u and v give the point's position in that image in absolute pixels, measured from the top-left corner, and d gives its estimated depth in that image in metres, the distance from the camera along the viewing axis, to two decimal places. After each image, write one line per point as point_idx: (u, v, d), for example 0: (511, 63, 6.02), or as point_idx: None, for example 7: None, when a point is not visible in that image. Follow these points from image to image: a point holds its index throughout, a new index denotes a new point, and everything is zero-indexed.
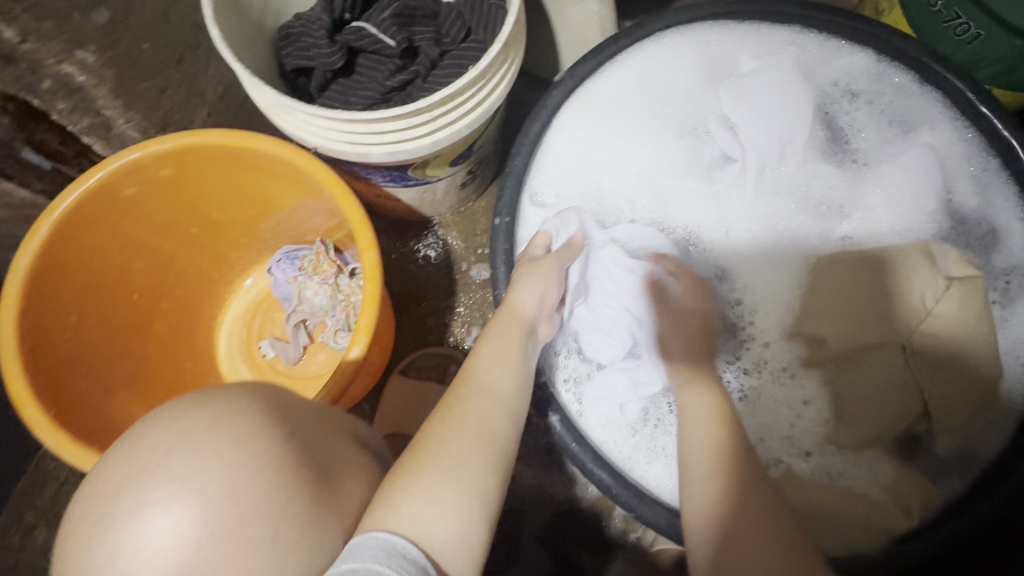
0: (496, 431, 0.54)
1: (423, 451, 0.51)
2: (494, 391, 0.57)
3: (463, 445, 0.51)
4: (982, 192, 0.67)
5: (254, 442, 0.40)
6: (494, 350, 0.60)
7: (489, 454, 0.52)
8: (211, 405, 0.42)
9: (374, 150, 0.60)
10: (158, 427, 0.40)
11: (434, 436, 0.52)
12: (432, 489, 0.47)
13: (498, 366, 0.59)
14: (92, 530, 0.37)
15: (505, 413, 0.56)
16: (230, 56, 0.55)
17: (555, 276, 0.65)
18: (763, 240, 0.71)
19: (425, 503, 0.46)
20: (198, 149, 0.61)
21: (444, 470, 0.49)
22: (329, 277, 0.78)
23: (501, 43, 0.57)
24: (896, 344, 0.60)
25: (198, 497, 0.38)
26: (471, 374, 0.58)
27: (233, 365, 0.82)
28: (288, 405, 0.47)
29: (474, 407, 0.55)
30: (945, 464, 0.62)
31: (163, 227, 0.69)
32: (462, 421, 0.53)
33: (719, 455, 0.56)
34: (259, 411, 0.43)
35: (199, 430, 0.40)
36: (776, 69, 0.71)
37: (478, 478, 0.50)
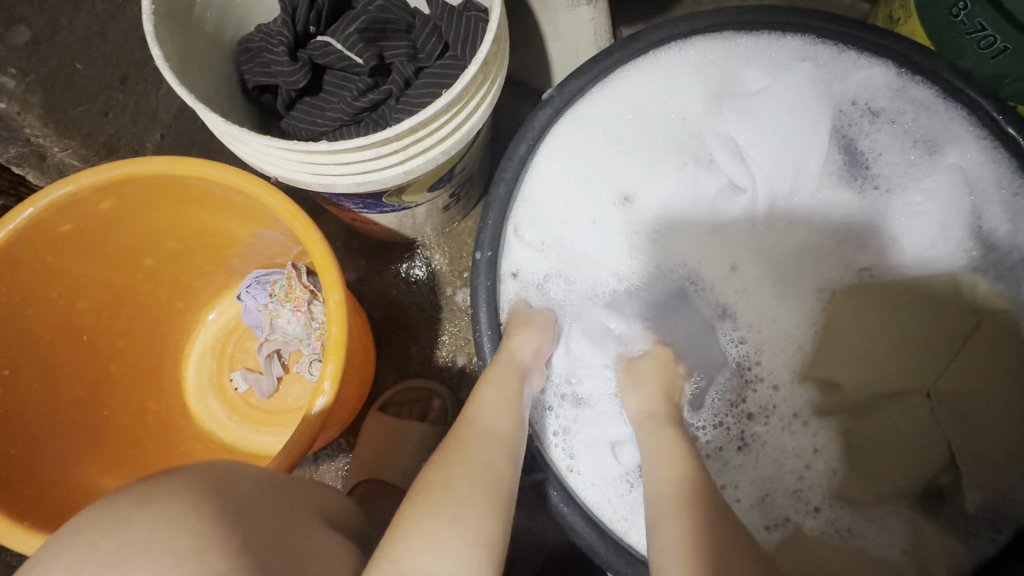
0: (502, 472, 0.50)
1: (426, 495, 0.46)
2: (496, 430, 0.53)
3: (470, 487, 0.48)
4: (1017, 218, 0.60)
5: (204, 553, 0.34)
6: (495, 389, 0.56)
7: (495, 499, 0.48)
8: (151, 509, 0.35)
9: (338, 182, 0.55)
10: (83, 544, 0.34)
11: (435, 480, 0.48)
12: (439, 539, 0.43)
13: (498, 404, 0.55)
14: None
15: (508, 454, 0.52)
16: (171, 79, 0.48)
17: (550, 327, 0.63)
18: (771, 273, 0.66)
19: (433, 555, 0.42)
20: (140, 178, 0.55)
21: (450, 515, 0.45)
22: (302, 304, 0.71)
23: (478, 64, 0.50)
24: (919, 392, 0.57)
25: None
26: (470, 414, 0.55)
27: (202, 400, 0.76)
28: (229, 488, 0.41)
29: (478, 446, 0.51)
30: (973, 523, 0.55)
31: (110, 261, 0.63)
32: (466, 463, 0.50)
33: (688, 488, 0.49)
34: (206, 514, 0.36)
35: (136, 546, 0.33)
36: (789, 88, 0.65)
37: (485, 525, 0.46)
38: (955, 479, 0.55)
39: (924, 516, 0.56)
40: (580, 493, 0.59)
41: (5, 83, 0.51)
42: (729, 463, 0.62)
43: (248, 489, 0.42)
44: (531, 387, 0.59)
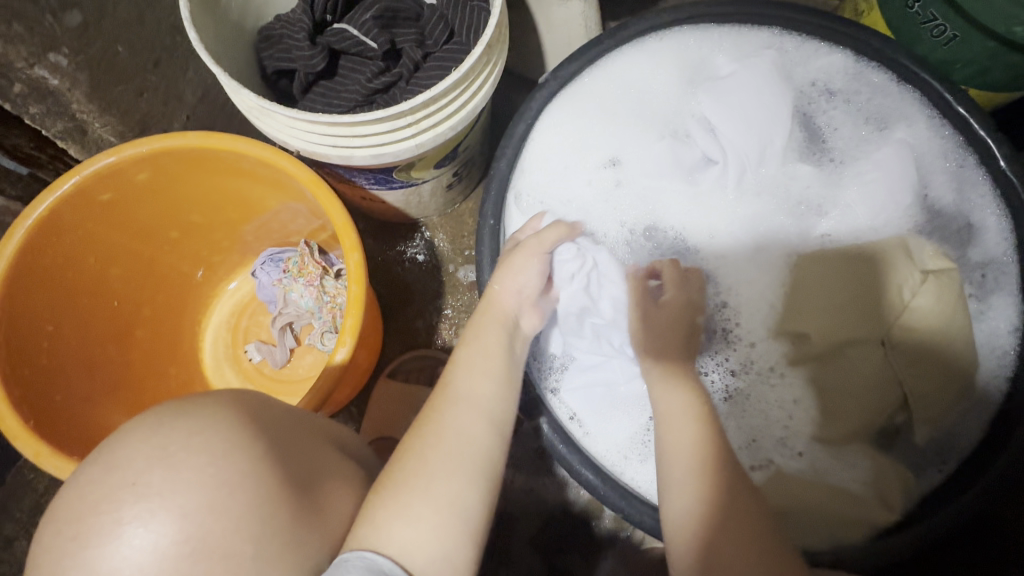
0: (475, 440, 0.53)
1: (402, 467, 0.51)
2: (471, 396, 0.56)
3: (442, 460, 0.51)
4: (958, 188, 0.68)
5: (237, 453, 0.40)
6: (471, 356, 0.59)
7: (468, 468, 0.51)
8: (190, 415, 0.41)
9: (356, 154, 0.60)
10: (132, 441, 0.38)
11: (412, 451, 0.52)
12: (411, 509, 0.48)
13: (476, 370, 0.58)
14: (59, 544, 0.36)
15: (486, 418, 0.55)
16: (208, 58, 0.54)
17: (535, 263, 0.63)
18: (750, 242, 0.72)
19: (405, 524, 0.47)
20: (173, 152, 0.60)
21: (423, 489, 0.49)
22: (314, 279, 0.77)
23: (483, 46, 0.56)
24: (875, 339, 0.62)
25: (178, 512, 0.37)
26: (451, 382, 0.58)
27: (219, 370, 0.81)
28: (262, 407, 0.46)
29: (451, 416, 0.54)
30: (924, 456, 0.63)
31: (140, 232, 0.68)
32: (439, 433, 0.53)
33: (706, 459, 0.55)
34: (239, 424, 0.42)
35: (180, 444, 0.39)
36: (753, 73, 0.71)
37: (457, 496, 0.49)
38: (908, 419, 0.63)
39: (883, 452, 0.63)
40: (590, 447, 0.65)
41: (59, 62, 0.56)
42: (719, 412, 0.68)
43: (276, 408, 0.48)
44: (521, 332, 0.63)
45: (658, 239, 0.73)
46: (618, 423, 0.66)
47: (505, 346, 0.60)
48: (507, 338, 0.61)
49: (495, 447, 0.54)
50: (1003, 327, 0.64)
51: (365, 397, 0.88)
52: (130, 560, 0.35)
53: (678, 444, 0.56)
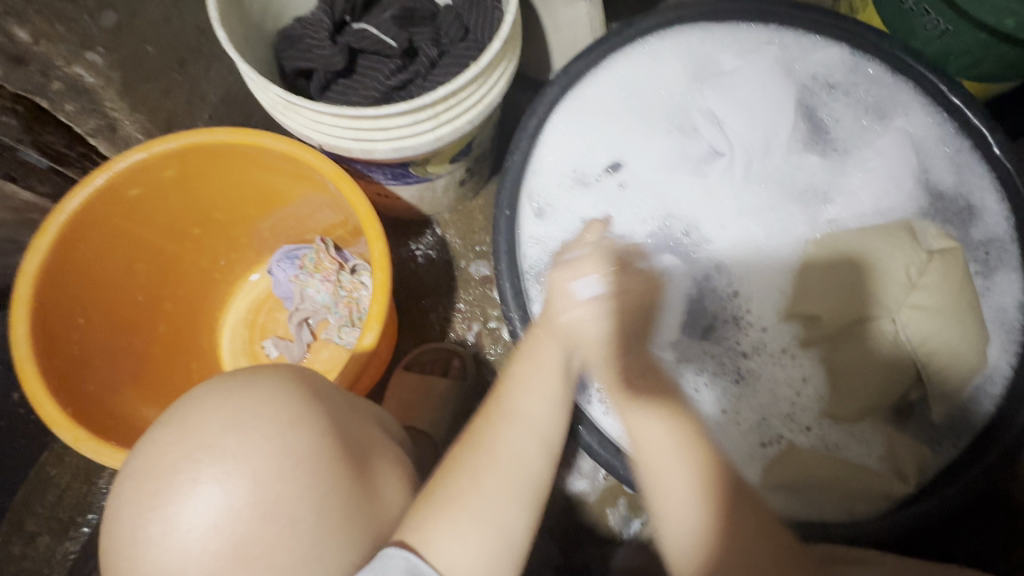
0: (529, 462, 0.51)
1: (452, 481, 0.49)
2: (530, 416, 0.53)
3: (495, 483, 0.49)
4: (958, 171, 0.71)
5: (300, 425, 0.43)
6: (530, 375, 0.55)
7: (517, 492, 0.50)
8: (258, 387, 0.44)
9: (378, 147, 0.62)
10: (208, 407, 0.43)
11: (462, 466, 0.50)
12: (457, 529, 0.46)
13: (533, 393, 0.55)
14: (144, 498, 0.40)
15: (541, 444, 0.53)
16: (235, 55, 0.57)
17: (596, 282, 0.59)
18: (759, 231, 0.74)
19: (450, 542, 0.46)
20: (200, 148, 0.62)
21: (473, 510, 0.48)
22: (331, 274, 0.80)
23: (501, 41, 0.59)
24: (886, 317, 0.65)
25: (249, 476, 0.41)
26: (507, 396, 0.55)
27: (236, 366, 0.83)
28: (314, 385, 0.48)
29: (506, 437, 0.52)
30: (940, 431, 0.65)
31: (166, 229, 0.70)
32: (493, 455, 0.51)
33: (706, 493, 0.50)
34: (301, 400, 0.45)
35: (251, 414, 0.43)
36: (759, 67, 0.74)
37: (505, 520, 0.48)
38: (923, 394, 0.66)
39: (898, 428, 0.66)
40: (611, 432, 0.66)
41: (96, 61, 0.59)
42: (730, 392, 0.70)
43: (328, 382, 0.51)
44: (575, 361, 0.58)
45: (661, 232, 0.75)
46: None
47: (560, 376, 0.56)
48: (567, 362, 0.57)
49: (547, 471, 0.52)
50: (1008, 303, 0.66)
51: (380, 391, 0.90)
52: (205, 513, 0.40)
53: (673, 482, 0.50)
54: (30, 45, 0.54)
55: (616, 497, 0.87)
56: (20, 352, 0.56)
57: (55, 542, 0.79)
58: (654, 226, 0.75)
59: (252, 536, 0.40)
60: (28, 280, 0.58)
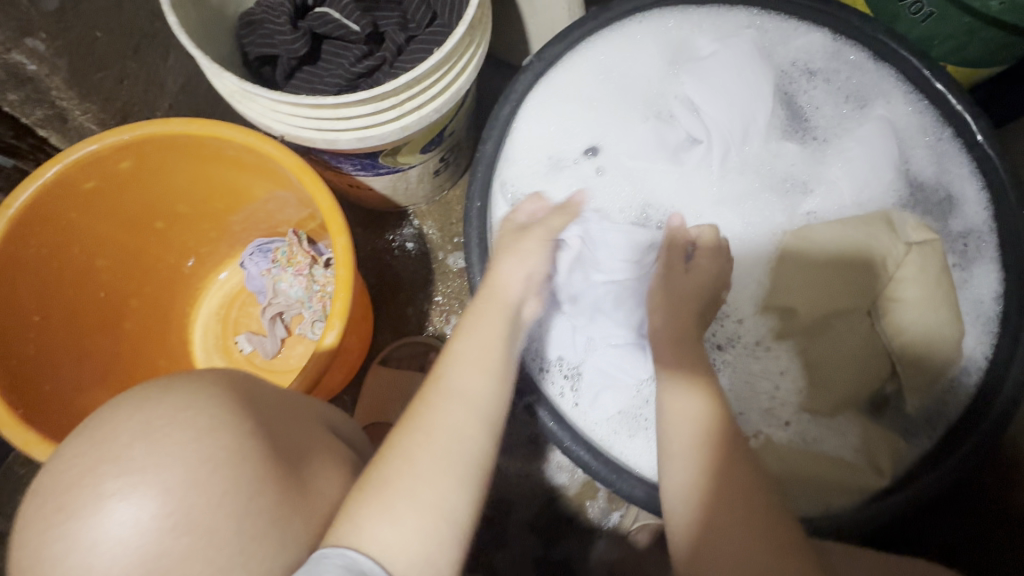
0: (467, 438, 0.50)
1: (388, 462, 0.47)
2: (466, 393, 0.52)
3: (430, 460, 0.48)
4: (938, 161, 0.69)
5: (220, 431, 0.40)
6: (468, 348, 0.56)
7: (456, 469, 0.48)
8: (174, 391, 0.41)
9: (341, 137, 0.60)
10: (117, 415, 0.39)
11: (397, 447, 0.48)
12: (392, 513, 0.44)
13: (470, 364, 0.55)
14: (43, 517, 0.36)
15: (478, 419, 0.51)
16: (189, 43, 0.54)
17: (542, 250, 0.65)
18: (735, 223, 0.73)
19: (388, 524, 0.44)
20: (157, 139, 0.60)
21: (407, 488, 0.46)
22: (303, 268, 0.78)
23: (466, 25, 0.56)
24: (863, 309, 0.65)
25: (160, 488, 0.37)
26: (444, 373, 0.54)
27: (209, 362, 0.81)
28: (243, 383, 0.46)
29: (443, 414, 0.50)
30: (912, 423, 0.64)
31: (127, 223, 0.68)
32: (429, 432, 0.49)
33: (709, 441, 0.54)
34: (222, 399, 0.42)
35: (163, 420, 0.39)
36: (735, 53, 0.72)
37: (444, 498, 0.46)
38: (898, 386, 0.65)
39: (872, 419, 0.66)
40: (576, 421, 0.66)
41: (37, 46, 0.55)
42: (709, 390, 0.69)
43: (261, 385, 0.48)
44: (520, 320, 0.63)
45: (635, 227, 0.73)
46: (605, 395, 0.67)
47: (502, 335, 0.59)
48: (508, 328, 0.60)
49: (489, 445, 0.51)
50: (987, 295, 0.65)
51: (356, 386, 0.88)
52: (115, 534, 0.35)
53: (678, 434, 0.55)
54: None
55: (596, 490, 0.86)
56: None
57: None
58: (631, 216, 0.74)
59: (168, 552, 0.36)
60: None
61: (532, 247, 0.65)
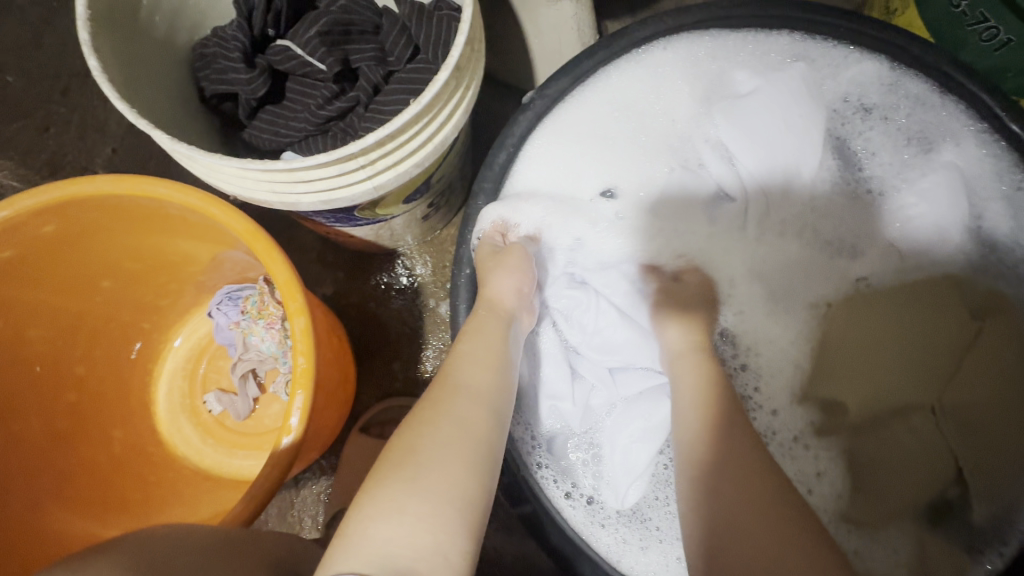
0: (478, 431, 0.46)
1: (387, 459, 0.43)
2: (471, 386, 0.49)
3: (436, 447, 0.44)
4: (1018, 214, 0.58)
5: None
6: (472, 346, 0.52)
7: (466, 457, 0.44)
8: None
9: (302, 200, 0.50)
10: None
11: (397, 443, 0.45)
12: (394, 502, 0.40)
13: (474, 359, 0.51)
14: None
15: (486, 412, 0.48)
16: (110, 91, 0.44)
17: (524, 262, 0.59)
18: (771, 288, 0.63)
19: (387, 520, 0.39)
20: (84, 199, 0.51)
21: (410, 478, 0.42)
22: (275, 321, 0.68)
23: (450, 70, 0.46)
24: (924, 407, 0.54)
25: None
26: (448, 369, 0.51)
27: (174, 424, 0.73)
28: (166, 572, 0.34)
29: (448, 403, 0.47)
30: (979, 534, 0.53)
31: (63, 287, 0.59)
32: (434, 421, 0.46)
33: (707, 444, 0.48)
34: None
35: None
36: (779, 89, 0.62)
37: (453, 485, 0.42)
38: (964, 491, 0.54)
39: (932, 531, 0.54)
40: (572, 522, 0.55)
41: None
42: None
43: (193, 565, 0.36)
44: (519, 329, 0.57)
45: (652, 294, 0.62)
46: (632, 484, 0.56)
47: (505, 336, 0.54)
48: (510, 333, 0.55)
49: (497, 441, 0.47)
50: None
51: (337, 449, 0.79)
52: None
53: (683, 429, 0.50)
54: None
55: None
56: None
57: None
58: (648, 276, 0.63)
59: None
60: None
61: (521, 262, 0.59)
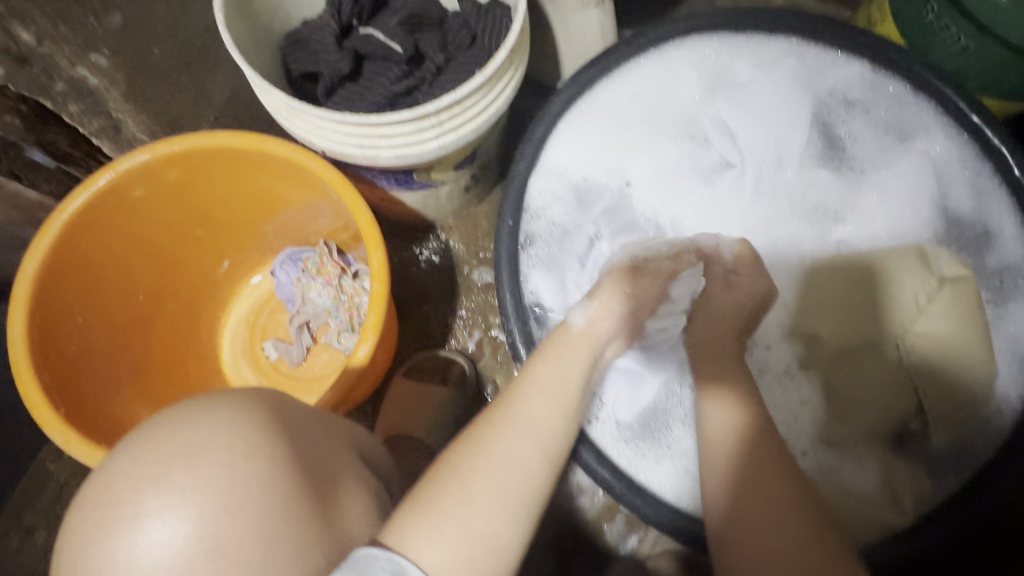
0: (531, 472, 0.49)
1: (442, 487, 0.47)
2: (535, 423, 0.52)
3: (487, 494, 0.47)
4: (977, 196, 0.69)
5: (253, 457, 0.41)
6: (548, 377, 0.55)
7: (513, 505, 0.47)
8: (218, 411, 0.43)
9: (381, 154, 0.61)
10: (161, 433, 0.42)
11: (454, 472, 0.48)
12: (438, 538, 0.44)
13: (545, 394, 0.54)
14: (90, 527, 0.39)
15: (543, 453, 0.51)
16: (241, 60, 0.56)
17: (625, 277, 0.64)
18: (764, 247, 0.73)
19: (432, 550, 0.44)
20: (204, 150, 0.63)
21: (458, 517, 0.45)
22: (332, 278, 0.78)
23: (507, 50, 0.58)
24: (889, 342, 0.63)
25: (193, 508, 0.39)
26: (516, 398, 0.54)
27: (236, 366, 0.81)
28: (285, 408, 0.48)
29: (509, 446, 0.50)
30: (937, 460, 0.63)
31: (169, 228, 0.70)
32: (489, 463, 0.49)
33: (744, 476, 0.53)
34: (261, 415, 0.44)
35: (200, 443, 0.41)
36: (774, 80, 0.74)
37: (495, 529, 0.46)
38: (923, 424, 0.64)
39: (896, 455, 0.64)
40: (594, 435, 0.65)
41: (99, 62, 0.68)
42: None
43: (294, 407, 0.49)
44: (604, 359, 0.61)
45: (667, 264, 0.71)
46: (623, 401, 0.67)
47: (585, 372, 0.58)
48: (592, 364, 0.59)
49: (547, 482, 0.51)
50: (1021, 333, 0.65)
51: (378, 396, 0.89)
52: (151, 548, 0.38)
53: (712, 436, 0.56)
54: (36, 47, 0.64)
55: (614, 512, 0.85)
56: (16, 351, 0.57)
57: (51, 537, 0.79)
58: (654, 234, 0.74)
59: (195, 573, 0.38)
60: (28, 278, 0.58)
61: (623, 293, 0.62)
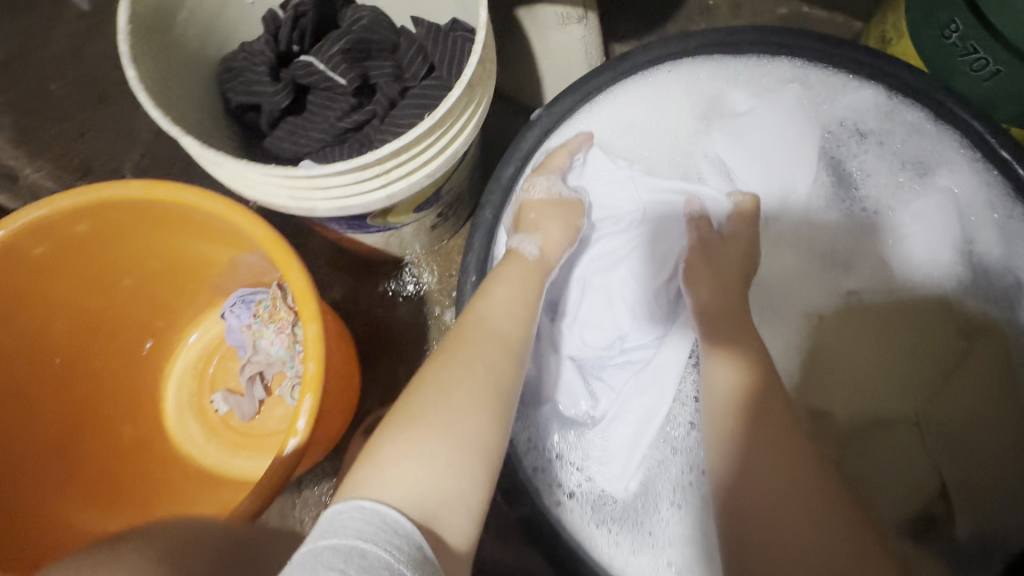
0: (504, 379, 0.46)
1: (418, 399, 0.43)
2: (502, 335, 0.49)
3: (466, 393, 0.44)
4: (1008, 241, 0.60)
5: None
6: (508, 294, 0.52)
7: (494, 406, 0.44)
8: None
9: (318, 207, 0.53)
10: None
11: (429, 382, 0.44)
12: (421, 446, 0.40)
13: (505, 308, 0.51)
14: None
15: (516, 363, 0.48)
16: (146, 101, 0.48)
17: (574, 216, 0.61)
18: (762, 297, 0.64)
19: (416, 462, 0.39)
20: (113, 202, 0.55)
21: (440, 421, 0.41)
22: (285, 326, 0.68)
23: (462, 87, 0.49)
24: (908, 419, 0.58)
25: None
26: (481, 313, 0.50)
27: (181, 423, 0.73)
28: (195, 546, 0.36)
29: (482, 352, 0.46)
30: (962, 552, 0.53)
31: (87, 283, 0.62)
32: (465, 368, 0.45)
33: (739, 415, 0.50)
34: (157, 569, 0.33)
35: None
36: (774, 111, 0.65)
37: (479, 433, 0.42)
38: (947, 508, 0.55)
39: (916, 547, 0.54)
40: (570, 522, 0.57)
41: None
42: None
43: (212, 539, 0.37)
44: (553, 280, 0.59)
45: (657, 214, 0.64)
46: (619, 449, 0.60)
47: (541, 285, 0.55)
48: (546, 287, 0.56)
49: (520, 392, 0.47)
50: None
51: (339, 451, 0.81)
52: None
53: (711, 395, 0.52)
54: None
55: None
56: None
57: None
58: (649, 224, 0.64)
59: None
60: None
61: (579, 224, 0.61)
